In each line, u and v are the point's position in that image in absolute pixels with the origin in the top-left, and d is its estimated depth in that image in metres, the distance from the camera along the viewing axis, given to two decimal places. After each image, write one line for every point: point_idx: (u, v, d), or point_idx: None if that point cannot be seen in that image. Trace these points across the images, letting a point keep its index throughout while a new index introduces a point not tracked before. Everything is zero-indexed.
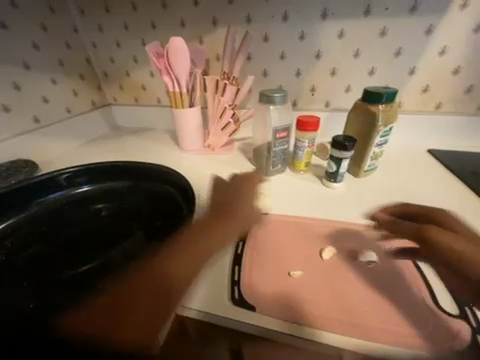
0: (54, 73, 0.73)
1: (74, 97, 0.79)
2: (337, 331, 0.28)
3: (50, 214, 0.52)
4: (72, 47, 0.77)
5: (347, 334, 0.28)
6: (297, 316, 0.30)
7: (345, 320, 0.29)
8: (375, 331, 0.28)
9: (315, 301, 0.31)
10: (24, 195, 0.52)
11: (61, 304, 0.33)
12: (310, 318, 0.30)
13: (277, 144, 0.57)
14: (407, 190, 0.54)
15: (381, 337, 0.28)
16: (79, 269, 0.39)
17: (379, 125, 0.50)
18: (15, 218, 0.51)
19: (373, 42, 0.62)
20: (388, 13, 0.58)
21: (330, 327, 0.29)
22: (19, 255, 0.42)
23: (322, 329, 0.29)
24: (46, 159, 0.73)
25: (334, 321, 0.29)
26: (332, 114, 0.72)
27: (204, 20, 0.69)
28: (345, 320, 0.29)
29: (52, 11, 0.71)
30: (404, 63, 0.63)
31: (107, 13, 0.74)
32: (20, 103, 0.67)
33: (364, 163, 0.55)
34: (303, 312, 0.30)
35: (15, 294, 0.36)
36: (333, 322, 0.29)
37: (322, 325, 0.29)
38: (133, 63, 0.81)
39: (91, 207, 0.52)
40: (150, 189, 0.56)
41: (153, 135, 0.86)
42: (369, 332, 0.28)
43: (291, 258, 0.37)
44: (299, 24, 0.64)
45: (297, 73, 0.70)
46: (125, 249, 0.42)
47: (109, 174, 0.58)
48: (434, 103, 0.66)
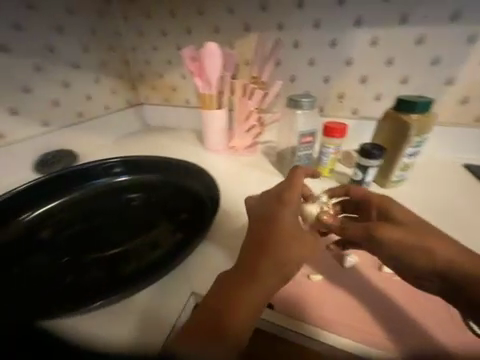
0: (97, 73, 0.80)
1: (112, 96, 0.86)
2: (339, 333, 0.31)
3: (88, 199, 0.57)
4: (115, 50, 0.84)
5: (347, 337, 0.31)
6: (310, 317, 0.33)
7: (357, 328, 0.31)
8: (379, 339, 0.30)
9: (330, 306, 0.33)
10: (68, 180, 0.58)
11: (94, 282, 0.36)
12: (316, 319, 0.32)
13: (301, 149, 0.58)
14: (437, 204, 0.51)
15: (382, 345, 0.30)
16: (111, 251, 0.42)
17: (410, 135, 0.48)
18: (59, 201, 0.56)
19: (408, 51, 0.60)
20: (426, 21, 0.57)
21: (333, 329, 0.31)
22: (61, 233, 0.47)
23: (332, 332, 0.31)
24: (83, 152, 0.79)
25: (346, 327, 0.31)
26: (359, 122, 0.71)
27: (236, 26, 0.72)
28: (349, 325, 0.31)
29: (101, 18, 0.78)
30: (441, 73, 0.60)
31: (148, 20, 0.80)
32: (67, 99, 0.75)
33: (392, 173, 0.54)
34: (317, 314, 0.33)
35: (56, 267, 0.39)
36: (336, 325, 0.32)
37: (327, 327, 0.31)
38: (167, 66, 0.86)
39: (123, 197, 0.56)
40: (177, 184, 0.59)
41: (179, 134, 0.91)
42: (371, 338, 0.30)
43: (312, 262, 0.39)
44: (331, 32, 0.64)
45: (326, 79, 0.70)
46: (153, 238, 0.44)
47: (142, 168, 0.63)
48: (472, 116, 0.62)
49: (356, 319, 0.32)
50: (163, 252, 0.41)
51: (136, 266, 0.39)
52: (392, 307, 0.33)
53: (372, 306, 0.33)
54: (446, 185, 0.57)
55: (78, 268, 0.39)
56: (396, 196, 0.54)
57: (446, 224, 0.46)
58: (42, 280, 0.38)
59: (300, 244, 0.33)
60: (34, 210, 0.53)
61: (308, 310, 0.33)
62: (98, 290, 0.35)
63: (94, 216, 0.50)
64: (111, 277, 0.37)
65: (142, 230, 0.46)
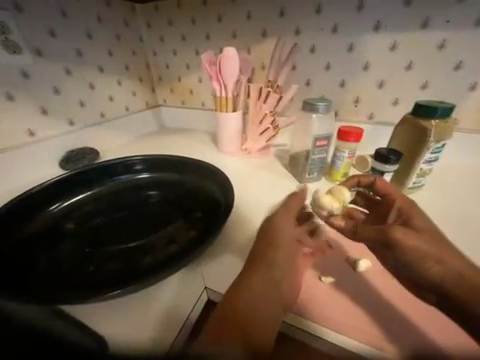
0: (120, 76, 0.85)
1: (133, 97, 0.91)
2: (341, 331, 0.30)
3: (109, 195, 0.60)
4: (137, 55, 0.89)
5: (349, 336, 0.30)
6: (315, 315, 0.32)
7: (364, 329, 0.30)
8: (385, 341, 0.29)
9: (337, 307, 0.32)
10: (92, 176, 0.62)
11: (114, 272, 0.38)
12: (320, 317, 0.32)
13: (316, 152, 0.58)
14: (457, 212, 0.50)
15: (390, 349, 0.28)
16: (130, 244, 0.44)
17: (429, 140, 0.47)
18: (83, 195, 0.60)
19: (428, 55, 0.59)
20: (449, 25, 0.55)
21: (336, 328, 0.31)
22: (85, 225, 0.50)
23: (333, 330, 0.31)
24: (105, 149, 0.84)
25: (351, 327, 0.30)
26: (375, 127, 0.70)
27: (254, 32, 0.73)
28: (353, 325, 0.30)
29: (126, 24, 0.83)
30: (464, 78, 0.58)
31: (169, 26, 0.84)
32: (92, 100, 0.79)
33: (409, 179, 0.52)
34: (322, 312, 0.32)
35: (80, 257, 0.42)
36: (338, 324, 0.31)
37: (330, 326, 0.31)
38: (185, 70, 0.89)
39: (141, 194, 0.59)
40: (193, 183, 0.62)
41: (195, 135, 0.94)
42: (375, 340, 0.29)
43: (324, 264, 0.38)
44: (349, 37, 0.64)
45: (341, 83, 0.70)
46: (170, 233, 0.46)
47: (160, 167, 0.66)
48: None
49: (362, 320, 0.31)
50: (179, 247, 0.42)
51: (153, 258, 0.40)
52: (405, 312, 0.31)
53: (384, 310, 0.32)
54: (466, 193, 0.55)
55: (100, 258, 0.41)
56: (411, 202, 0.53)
57: (466, 232, 0.44)
58: (67, 267, 0.40)
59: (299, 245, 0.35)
60: (61, 202, 0.57)
61: (312, 309, 0.33)
62: (118, 279, 0.37)
63: (115, 211, 0.53)
64: (130, 268, 0.39)
65: (159, 225, 0.48)
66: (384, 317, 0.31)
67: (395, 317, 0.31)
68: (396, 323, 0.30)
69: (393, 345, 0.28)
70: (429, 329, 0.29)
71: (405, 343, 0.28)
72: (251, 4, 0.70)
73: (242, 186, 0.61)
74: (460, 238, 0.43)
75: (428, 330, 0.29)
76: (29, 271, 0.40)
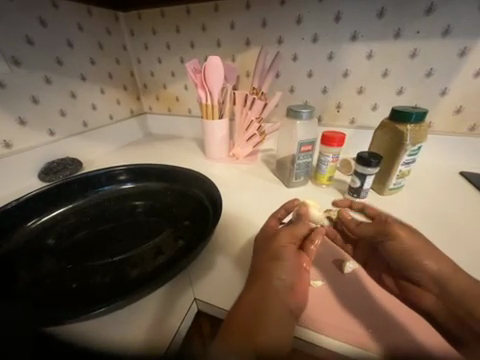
0: (103, 84, 0.84)
1: (117, 106, 0.90)
2: (333, 335, 0.30)
3: (93, 207, 0.58)
4: (121, 63, 0.89)
5: (342, 340, 0.30)
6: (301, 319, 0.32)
7: (351, 330, 0.30)
8: (373, 340, 0.29)
9: (325, 309, 0.33)
10: (74, 187, 0.60)
11: (99, 288, 0.37)
12: (316, 322, 0.31)
13: (301, 157, 0.59)
14: (437, 211, 0.52)
15: (379, 348, 0.28)
16: (115, 257, 0.42)
17: (406, 143, 0.49)
18: (65, 208, 0.58)
19: (402, 64, 0.63)
20: (419, 36, 0.59)
21: (329, 332, 0.30)
22: (67, 240, 0.47)
23: (323, 333, 0.30)
24: (89, 159, 0.82)
25: (341, 329, 0.30)
26: (357, 131, 0.73)
27: (238, 40, 0.75)
28: (345, 328, 0.30)
29: (109, 33, 0.83)
30: (435, 85, 0.62)
31: (154, 34, 0.84)
32: (74, 109, 0.77)
33: (390, 181, 0.55)
34: (310, 316, 0.32)
35: (61, 273, 0.40)
36: (332, 327, 0.31)
37: (324, 331, 0.31)
38: (170, 77, 0.90)
39: (128, 204, 0.58)
40: (180, 191, 0.61)
41: (182, 142, 0.94)
42: (365, 341, 0.29)
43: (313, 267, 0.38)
44: (328, 46, 0.67)
45: (323, 90, 0.72)
46: (157, 243, 0.45)
47: (146, 176, 0.66)
48: (467, 126, 0.64)
49: (350, 321, 0.31)
50: (167, 258, 0.41)
51: (141, 271, 0.39)
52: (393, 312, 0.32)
53: (374, 311, 0.32)
54: (442, 192, 0.58)
55: (82, 274, 0.39)
56: (393, 203, 0.55)
57: (443, 229, 0.47)
58: (46, 286, 0.38)
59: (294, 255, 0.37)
60: (39, 216, 0.54)
61: (306, 314, 0.32)
62: (103, 295, 0.35)
63: (99, 223, 0.52)
64: (116, 283, 0.37)
65: (146, 236, 0.47)
66: (372, 318, 0.31)
67: (384, 317, 0.31)
68: (384, 322, 0.31)
69: (383, 345, 0.28)
70: (414, 325, 0.30)
71: (393, 343, 0.29)
72: (234, 14, 0.72)
73: (231, 193, 0.62)
74: (438, 236, 0.45)
75: (415, 330, 0.30)
76: (3, 292, 0.37)
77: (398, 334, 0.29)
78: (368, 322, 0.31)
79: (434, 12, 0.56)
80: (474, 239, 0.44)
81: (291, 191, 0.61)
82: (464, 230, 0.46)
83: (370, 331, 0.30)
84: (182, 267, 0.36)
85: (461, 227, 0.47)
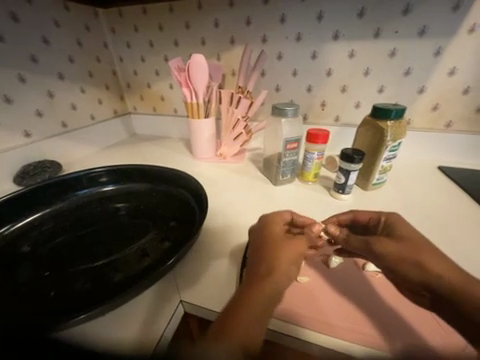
0: (83, 83, 0.81)
1: (99, 105, 0.87)
2: (331, 334, 0.30)
3: (72, 211, 0.55)
4: (102, 61, 0.86)
5: (342, 338, 0.30)
6: (300, 319, 0.32)
7: (358, 330, 0.30)
8: (380, 338, 0.29)
9: (327, 308, 0.32)
10: (51, 191, 0.57)
11: (79, 294, 0.35)
12: (314, 322, 0.31)
13: (287, 155, 0.59)
14: (419, 205, 0.54)
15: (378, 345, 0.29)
16: (96, 262, 0.40)
17: (387, 140, 0.51)
18: (42, 212, 0.55)
19: (382, 62, 0.65)
20: (397, 36, 0.61)
21: (328, 330, 0.31)
22: (45, 246, 0.45)
23: (329, 335, 0.30)
24: (69, 161, 0.79)
25: (346, 329, 0.30)
26: (341, 129, 0.75)
27: (223, 39, 0.74)
28: (342, 326, 0.31)
29: (88, 30, 0.79)
30: (413, 83, 0.65)
31: (136, 32, 0.82)
32: (51, 109, 0.73)
33: (373, 177, 0.57)
34: (311, 317, 0.32)
35: (37, 281, 0.37)
36: (330, 325, 0.31)
37: (322, 330, 0.31)
38: (154, 76, 0.88)
39: (110, 207, 0.56)
40: (165, 191, 0.60)
41: (169, 142, 0.92)
42: (361, 336, 0.30)
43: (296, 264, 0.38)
44: (311, 44, 0.68)
45: (308, 89, 0.73)
46: (141, 246, 0.43)
47: (130, 177, 0.64)
48: (443, 122, 0.66)
49: (354, 321, 0.31)
50: (152, 260, 0.40)
51: (124, 276, 0.38)
52: (380, 305, 0.33)
53: (366, 306, 0.33)
54: (423, 187, 0.60)
55: (61, 282, 0.37)
56: (376, 198, 0.57)
57: (423, 222, 0.49)
58: (20, 296, 0.35)
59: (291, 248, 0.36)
60: (13, 222, 0.51)
61: (303, 313, 0.32)
62: (84, 302, 0.34)
63: (79, 227, 0.49)
64: (97, 289, 0.36)
65: (129, 239, 0.45)
66: (364, 313, 0.32)
67: (369, 310, 0.32)
68: (377, 317, 0.31)
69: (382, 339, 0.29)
70: (407, 315, 0.31)
71: (379, 335, 0.29)
72: (218, 13, 0.71)
73: (218, 192, 0.61)
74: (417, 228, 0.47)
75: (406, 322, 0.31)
76: None
77: (397, 328, 0.30)
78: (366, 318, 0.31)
79: (410, 12, 0.58)
80: (453, 230, 0.46)
81: (279, 189, 0.62)
82: (443, 222, 0.48)
83: (370, 327, 0.30)
84: (167, 267, 0.35)
85: (439, 219, 0.49)
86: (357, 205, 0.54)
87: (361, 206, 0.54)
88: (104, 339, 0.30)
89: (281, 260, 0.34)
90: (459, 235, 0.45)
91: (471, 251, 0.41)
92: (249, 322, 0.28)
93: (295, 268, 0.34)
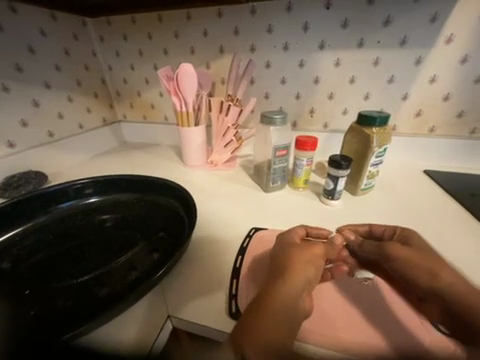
0: (70, 91, 0.79)
1: (87, 114, 0.86)
2: (330, 347, 0.29)
3: (56, 224, 0.54)
4: (90, 69, 0.85)
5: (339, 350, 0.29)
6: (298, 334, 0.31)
7: (353, 340, 0.29)
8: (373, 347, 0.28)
9: (323, 319, 0.32)
10: (34, 203, 0.55)
11: (62, 313, 0.33)
12: (312, 335, 0.30)
13: (277, 162, 0.60)
14: (408, 209, 0.55)
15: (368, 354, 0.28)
16: (81, 277, 0.39)
17: (373, 146, 0.52)
18: (24, 226, 0.53)
19: (367, 71, 0.67)
20: (380, 45, 0.63)
21: (326, 343, 0.30)
22: (26, 262, 0.43)
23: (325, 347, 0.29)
24: (55, 171, 0.77)
25: (342, 340, 0.29)
26: (329, 135, 0.76)
27: (212, 48, 0.75)
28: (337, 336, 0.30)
29: (76, 38, 0.79)
30: (397, 90, 0.67)
31: (125, 40, 0.82)
32: (37, 118, 0.71)
33: (361, 182, 0.57)
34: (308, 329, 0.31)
35: (17, 300, 0.36)
36: (327, 337, 0.30)
37: (320, 342, 0.30)
38: (144, 84, 0.87)
39: (96, 218, 0.55)
40: (154, 201, 0.59)
41: (159, 150, 0.91)
42: (357, 347, 0.29)
43: None
44: (299, 54, 0.69)
45: (297, 96, 0.75)
46: (128, 259, 0.42)
47: (118, 187, 0.63)
48: (427, 127, 0.69)
49: (348, 330, 0.30)
50: (139, 274, 0.39)
51: (110, 290, 0.36)
52: (372, 312, 0.32)
53: (358, 314, 0.32)
54: (411, 191, 0.61)
55: (43, 299, 0.35)
56: (365, 203, 0.58)
57: (411, 226, 0.49)
58: None
59: (307, 252, 0.34)
60: None
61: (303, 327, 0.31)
62: (66, 321, 0.32)
63: (64, 241, 0.48)
64: (81, 306, 0.34)
65: (116, 252, 0.44)
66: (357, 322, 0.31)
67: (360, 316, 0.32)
68: (369, 324, 0.31)
69: (374, 348, 0.28)
70: (396, 322, 0.31)
71: (371, 344, 0.29)
72: (207, 23, 0.72)
73: (209, 200, 0.60)
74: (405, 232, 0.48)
75: (396, 329, 0.30)
76: None
77: (391, 336, 0.29)
78: (359, 327, 0.30)
79: (391, 23, 0.60)
80: (441, 233, 0.47)
81: (270, 196, 0.62)
82: (430, 225, 0.49)
83: (364, 338, 0.29)
84: (156, 280, 0.35)
85: (427, 222, 0.50)
86: (346, 211, 0.55)
87: (350, 211, 0.55)
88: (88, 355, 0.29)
89: (295, 266, 0.32)
90: (445, 237, 0.46)
91: (457, 252, 0.42)
92: (267, 328, 0.26)
93: (312, 272, 0.32)
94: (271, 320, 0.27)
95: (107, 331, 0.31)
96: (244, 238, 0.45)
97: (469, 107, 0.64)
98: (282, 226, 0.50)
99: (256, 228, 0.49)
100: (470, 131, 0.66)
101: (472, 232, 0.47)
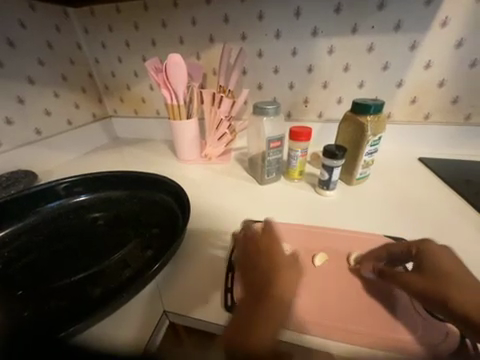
0: (57, 87, 0.77)
1: (76, 110, 0.83)
2: (332, 338, 0.29)
3: (47, 224, 0.53)
4: (76, 63, 0.82)
5: (341, 342, 0.29)
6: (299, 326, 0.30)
7: (352, 331, 0.29)
8: (368, 336, 0.29)
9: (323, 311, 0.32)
10: (22, 203, 0.54)
11: (55, 313, 0.33)
12: (315, 327, 0.30)
13: (271, 154, 0.59)
14: (404, 197, 0.55)
15: (364, 342, 0.29)
16: (73, 277, 0.38)
17: (367, 135, 0.51)
18: (14, 227, 0.52)
19: (361, 58, 0.65)
20: (374, 31, 0.62)
21: (329, 336, 0.29)
22: (17, 263, 0.43)
23: (328, 340, 0.29)
24: (45, 170, 0.75)
25: (342, 332, 0.30)
26: (324, 125, 0.75)
27: (201, 37, 0.73)
28: (338, 328, 0.30)
29: (59, 30, 0.75)
30: (392, 77, 0.66)
31: (111, 32, 0.79)
32: (22, 115, 0.69)
33: (356, 172, 0.57)
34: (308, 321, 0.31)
35: (8, 302, 0.35)
36: (328, 329, 0.30)
37: (323, 335, 0.30)
38: (133, 77, 0.85)
39: (88, 217, 0.54)
40: (147, 197, 0.58)
41: (152, 145, 0.90)
42: (356, 337, 0.29)
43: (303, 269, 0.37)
44: (291, 41, 0.67)
45: (291, 86, 0.73)
46: (121, 257, 0.42)
47: (109, 185, 0.61)
48: (422, 114, 0.68)
49: (346, 320, 0.30)
50: (133, 271, 0.39)
51: (104, 289, 0.36)
52: (369, 302, 0.32)
53: (354, 304, 0.32)
54: (407, 179, 0.61)
55: (36, 299, 0.35)
56: (360, 192, 0.57)
57: (407, 215, 0.49)
58: None
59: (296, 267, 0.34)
60: None
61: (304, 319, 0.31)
62: (59, 320, 0.32)
63: (55, 241, 0.47)
64: (74, 305, 0.34)
65: (109, 250, 0.43)
66: (353, 312, 0.31)
67: (355, 307, 0.32)
68: (365, 314, 0.31)
69: (370, 337, 0.29)
70: (393, 311, 0.31)
71: (367, 335, 0.29)
72: (195, 11, 0.69)
73: (203, 194, 0.60)
74: (400, 220, 0.48)
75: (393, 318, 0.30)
76: None
77: (388, 326, 0.30)
78: (356, 318, 0.31)
79: (385, 7, 0.59)
80: (436, 221, 0.47)
81: (265, 188, 0.61)
82: (425, 213, 0.49)
83: (360, 327, 0.30)
84: (150, 276, 0.34)
85: (422, 210, 0.50)
86: (341, 201, 0.55)
87: (346, 201, 0.55)
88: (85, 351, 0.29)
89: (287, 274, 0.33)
90: (440, 225, 0.46)
91: (452, 240, 0.43)
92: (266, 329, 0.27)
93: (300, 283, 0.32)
94: (267, 321, 0.28)
95: (103, 329, 0.31)
96: (239, 231, 0.45)
97: (464, 93, 0.63)
98: (278, 218, 0.50)
99: (251, 222, 0.48)
100: (465, 117, 0.66)
101: (466, 218, 0.47)
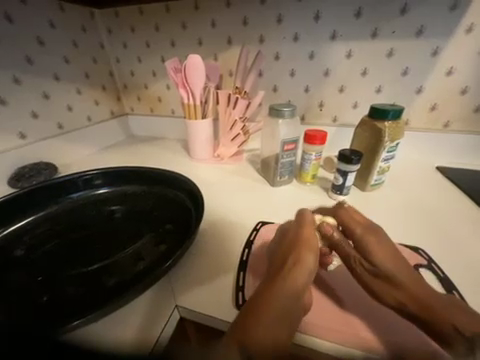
0: (80, 84, 0.80)
1: (95, 106, 0.86)
2: (353, 346, 0.29)
3: (66, 214, 0.55)
4: (98, 62, 0.85)
5: (362, 349, 0.29)
6: (317, 330, 0.31)
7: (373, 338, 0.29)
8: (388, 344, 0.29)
9: (340, 317, 0.32)
10: (45, 193, 0.56)
11: (72, 299, 0.34)
12: (333, 332, 0.30)
13: (285, 156, 0.59)
14: (420, 206, 0.53)
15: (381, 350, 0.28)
16: (90, 266, 0.40)
17: (384, 140, 0.50)
18: (37, 215, 0.55)
19: (380, 63, 0.64)
20: (395, 36, 0.61)
21: (349, 343, 0.29)
22: (39, 250, 0.44)
23: (350, 347, 0.29)
24: (64, 162, 0.78)
25: (364, 339, 0.29)
26: (339, 129, 0.74)
27: (219, 39, 0.74)
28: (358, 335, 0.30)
29: (84, 30, 0.79)
30: (411, 83, 0.64)
31: (133, 33, 0.82)
32: (46, 110, 0.73)
33: (371, 178, 0.56)
34: (326, 327, 0.31)
35: (30, 286, 0.37)
36: (348, 336, 0.30)
37: (343, 341, 0.30)
38: (151, 76, 0.87)
39: (104, 209, 0.55)
40: (161, 193, 0.60)
41: (166, 144, 0.91)
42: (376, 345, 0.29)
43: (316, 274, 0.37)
44: (310, 45, 0.67)
45: (306, 89, 0.73)
46: (135, 250, 0.43)
47: (125, 179, 0.63)
48: (441, 122, 0.66)
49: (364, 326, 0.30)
50: (146, 264, 0.40)
51: (119, 279, 0.37)
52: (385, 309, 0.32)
53: (370, 312, 0.32)
54: (424, 188, 0.59)
55: (56, 285, 0.37)
56: (374, 199, 0.56)
57: (423, 224, 0.48)
58: (11, 301, 0.35)
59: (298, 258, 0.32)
60: (6, 227, 0.51)
61: (321, 324, 0.31)
62: (77, 306, 0.33)
63: (74, 231, 0.49)
64: (91, 293, 0.35)
65: (124, 243, 0.44)
66: (370, 320, 0.31)
67: (375, 316, 0.31)
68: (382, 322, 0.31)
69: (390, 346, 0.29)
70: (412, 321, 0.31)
71: (385, 343, 0.29)
72: (215, 13, 0.71)
73: (215, 193, 0.60)
74: (415, 230, 0.47)
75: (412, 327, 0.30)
76: None
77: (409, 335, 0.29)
78: (374, 325, 0.30)
79: (407, 12, 0.58)
80: (454, 233, 0.45)
81: (276, 190, 0.61)
82: (443, 224, 0.48)
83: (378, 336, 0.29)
84: (163, 270, 0.35)
85: (440, 221, 0.49)
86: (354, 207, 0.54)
87: (359, 207, 0.54)
88: (101, 339, 0.30)
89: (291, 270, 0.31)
90: (458, 236, 0.45)
91: (470, 253, 0.41)
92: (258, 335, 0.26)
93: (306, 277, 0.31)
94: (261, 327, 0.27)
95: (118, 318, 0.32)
96: (251, 231, 0.45)
97: None
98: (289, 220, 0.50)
99: (262, 222, 0.48)
100: None
101: None
